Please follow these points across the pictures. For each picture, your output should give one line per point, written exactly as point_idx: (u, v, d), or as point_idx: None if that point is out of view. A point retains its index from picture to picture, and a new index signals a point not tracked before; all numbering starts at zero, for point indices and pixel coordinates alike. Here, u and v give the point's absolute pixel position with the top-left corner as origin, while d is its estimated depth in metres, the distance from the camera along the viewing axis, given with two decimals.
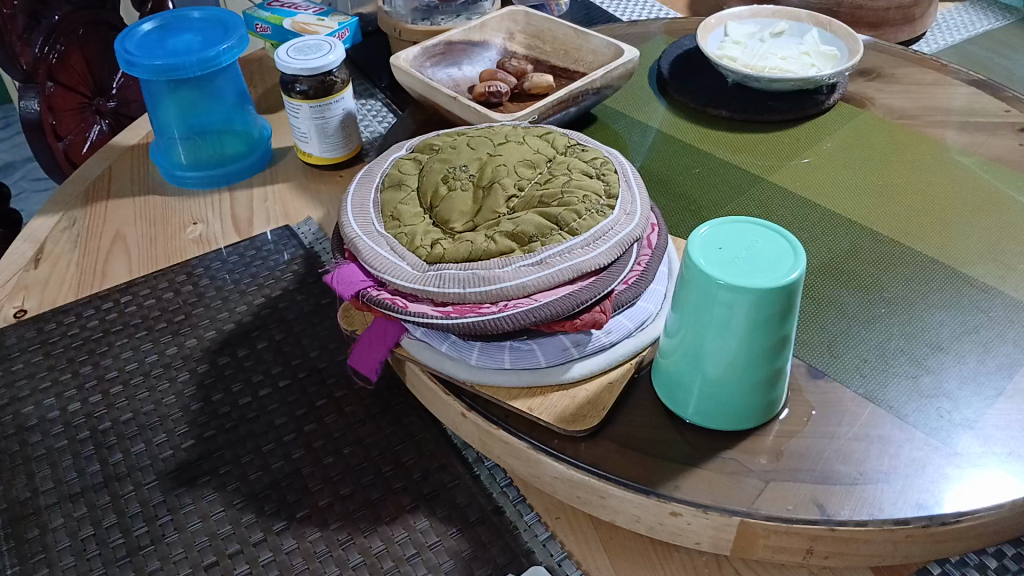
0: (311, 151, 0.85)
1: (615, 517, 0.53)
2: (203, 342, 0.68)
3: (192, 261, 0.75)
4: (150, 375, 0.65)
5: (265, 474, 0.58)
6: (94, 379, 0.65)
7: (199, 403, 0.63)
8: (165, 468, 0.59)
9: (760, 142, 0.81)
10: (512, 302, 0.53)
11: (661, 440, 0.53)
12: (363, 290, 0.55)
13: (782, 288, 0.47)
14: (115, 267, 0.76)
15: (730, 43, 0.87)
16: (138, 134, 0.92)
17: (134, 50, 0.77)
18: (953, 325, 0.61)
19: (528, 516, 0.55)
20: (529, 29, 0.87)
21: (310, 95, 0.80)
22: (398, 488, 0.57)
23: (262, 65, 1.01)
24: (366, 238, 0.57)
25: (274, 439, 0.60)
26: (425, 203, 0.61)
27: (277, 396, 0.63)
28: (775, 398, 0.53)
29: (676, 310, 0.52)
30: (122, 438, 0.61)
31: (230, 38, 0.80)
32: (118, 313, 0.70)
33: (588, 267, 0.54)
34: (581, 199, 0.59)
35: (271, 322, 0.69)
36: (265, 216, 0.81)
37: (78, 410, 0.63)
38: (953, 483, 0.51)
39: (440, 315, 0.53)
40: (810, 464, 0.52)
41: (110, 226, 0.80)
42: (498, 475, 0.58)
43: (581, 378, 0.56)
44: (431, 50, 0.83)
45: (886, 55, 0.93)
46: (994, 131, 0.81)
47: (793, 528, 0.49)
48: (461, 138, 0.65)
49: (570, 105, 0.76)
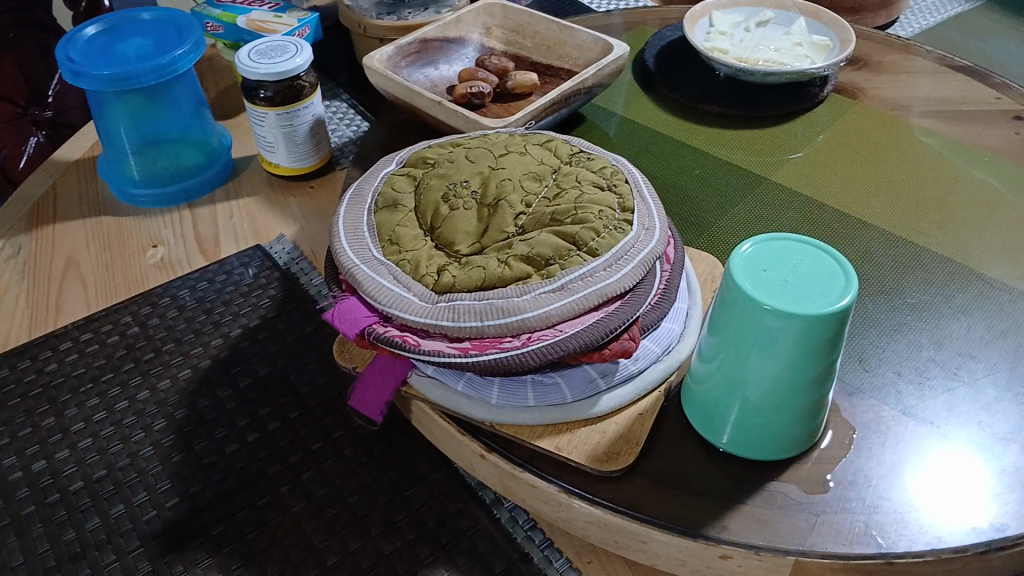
0: (277, 162, 0.78)
1: (655, 561, 0.49)
2: (179, 382, 0.61)
3: (156, 289, 0.69)
4: (123, 424, 0.59)
5: (264, 531, 0.53)
6: (59, 432, 0.58)
7: (181, 454, 0.57)
8: (150, 531, 0.53)
9: (756, 139, 0.78)
10: (536, 335, 0.48)
11: (699, 475, 0.50)
12: (368, 326, 0.50)
13: (834, 314, 0.43)
14: (70, 299, 0.68)
15: (717, 34, 0.83)
16: (83, 147, 0.84)
17: (79, 59, 0.69)
18: (981, 331, 0.58)
19: (558, 562, 0.51)
20: (506, 23, 0.82)
21: (276, 101, 0.73)
22: (413, 539, 0.52)
23: (212, 66, 0.94)
24: (366, 267, 0.52)
25: (269, 490, 0.55)
26: (424, 224, 0.56)
27: (267, 441, 0.58)
28: (817, 425, 0.50)
29: (714, 334, 0.48)
30: (97, 499, 0.54)
31: (186, 43, 0.73)
32: (79, 354, 0.63)
33: (612, 291, 0.50)
34: (597, 215, 0.54)
35: (253, 355, 0.63)
36: (232, 235, 0.75)
37: (44, 470, 0.56)
38: (1000, 499, 0.49)
39: (458, 352, 0.48)
40: (858, 491, 0.49)
41: (60, 252, 0.73)
42: (520, 518, 0.53)
43: (609, 411, 0.51)
44: (405, 49, 0.77)
45: (869, 42, 0.90)
46: (988, 120, 0.79)
47: (852, 564, 0.46)
48: (457, 149, 0.60)
49: (562, 107, 0.72)
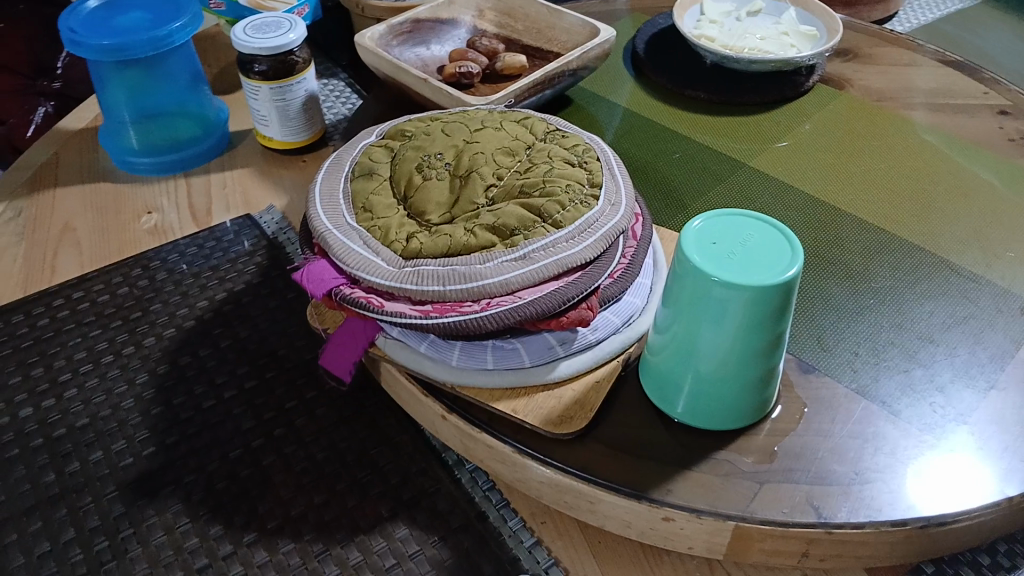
0: (271, 135, 0.81)
1: (604, 522, 0.51)
2: (163, 341, 0.64)
3: (148, 253, 0.71)
4: (106, 377, 0.61)
5: (233, 482, 0.55)
6: (45, 382, 0.61)
7: (160, 407, 0.59)
8: (125, 478, 0.55)
9: (739, 125, 0.79)
10: (495, 300, 0.50)
11: (651, 441, 0.51)
12: (336, 287, 0.52)
13: (779, 285, 0.44)
14: (64, 260, 0.71)
15: (707, 22, 0.84)
16: (86, 116, 0.87)
17: (79, 29, 0.72)
18: (943, 315, 0.59)
19: (513, 521, 0.53)
20: (499, 6, 0.84)
21: (270, 75, 0.75)
22: (376, 494, 0.54)
23: (215, 43, 0.96)
24: (337, 232, 0.54)
25: (241, 445, 0.57)
26: (398, 193, 0.57)
27: (243, 398, 0.60)
28: (767, 397, 0.51)
29: (667, 306, 0.50)
30: (78, 446, 0.57)
31: (183, 16, 0.75)
32: (69, 311, 0.66)
33: (572, 261, 0.52)
34: (564, 188, 0.56)
35: (235, 318, 0.65)
36: (224, 205, 0.77)
37: (29, 417, 0.58)
38: (944, 474, 0.50)
39: (419, 314, 0.50)
40: (804, 463, 0.50)
41: (58, 216, 0.75)
42: (480, 479, 0.55)
43: (567, 378, 0.53)
44: (397, 28, 0.79)
45: (861, 35, 0.91)
46: (973, 113, 0.79)
47: (789, 531, 0.47)
48: (435, 123, 0.62)
49: (546, 88, 0.73)
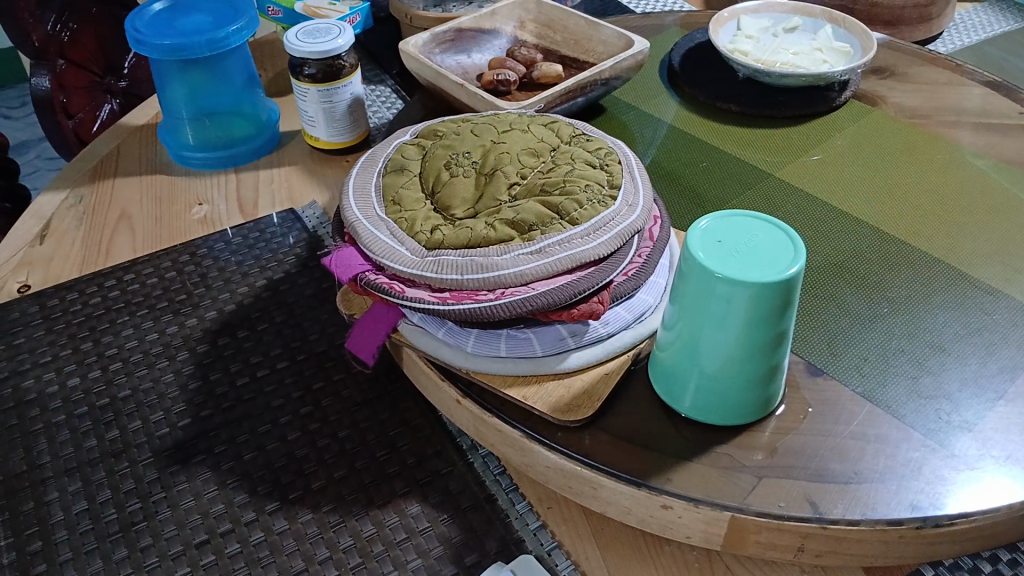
0: (317, 135, 0.85)
1: (606, 509, 0.52)
2: (204, 322, 0.68)
3: (196, 241, 0.76)
4: (150, 353, 0.65)
5: (259, 455, 0.58)
6: (94, 356, 0.65)
7: (197, 383, 0.63)
8: (161, 446, 0.59)
9: (769, 138, 0.80)
10: (510, 290, 0.53)
11: (655, 433, 0.53)
12: (361, 273, 0.55)
13: (780, 282, 0.46)
14: (119, 245, 0.76)
15: (742, 38, 0.86)
16: (148, 114, 0.92)
17: (144, 29, 0.77)
18: (957, 326, 0.60)
19: (520, 504, 0.55)
20: (540, 17, 0.87)
21: (318, 78, 0.80)
22: (391, 473, 0.57)
23: (272, 48, 1.01)
24: (366, 222, 0.57)
25: (269, 421, 0.60)
26: (426, 189, 0.60)
27: (274, 378, 0.63)
28: (771, 394, 0.53)
29: (674, 303, 0.51)
30: (119, 415, 0.61)
31: (240, 20, 0.80)
32: (120, 292, 0.70)
33: (586, 257, 0.54)
34: (583, 188, 0.58)
35: (272, 304, 0.69)
36: (270, 199, 0.81)
37: (77, 386, 0.63)
38: (944, 477, 0.51)
39: (438, 301, 0.53)
40: (804, 461, 0.51)
41: (116, 204, 0.80)
42: (492, 464, 0.58)
43: (577, 369, 0.55)
44: (441, 36, 0.82)
45: (899, 54, 0.91)
46: (1006, 132, 0.79)
47: (784, 524, 0.48)
48: (466, 124, 0.65)
49: (578, 95, 0.76)
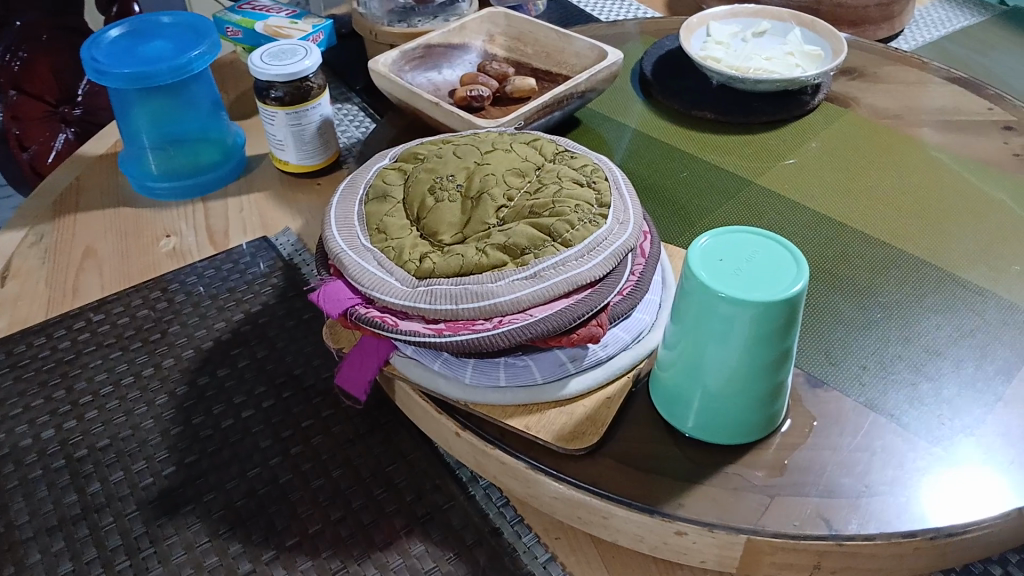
0: (287, 159, 0.82)
1: (616, 537, 0.51)
2: (182, 362, 0.65)
3: (167, 275, 0.73)
4: (127, 398, 0.62)
5: (251, 500, 0.56)
6: (68, 404, 0.62)
7: (179, 427, 0.60)
8: (146, 496, 0.56)
9: (746, 144, 0.80)
10: (507, 318, 0.51)
11: (662, 457, 0.52)
12: (351, 307, 0.53)
13: (784, 301, 0.45)
14: (86, 283, 0.73)
15: (713, 44, 0.85)
16: (107, 143, 0.89)
17: (103, 58, 0.74)
18: (950, 329, 0.60)
19: (527, 537, 0.54)
20: (509, 31, 0.86)
21: (286, 101, 0.77)
22: (391, 511, 0.55)
23: (232, 69, 0.99)
24: (352, 253, 0.55)
25: (259, 463, 0.58)
26: (411, 215, 0.59)
27: (261, 417, 0.61)
28: (776, 411, 0.52)
29: (675, 323, 0.50)
30: (99, 466, 0.58)
31: (202, 44, 0.77)
32: (91, 333, 0.67)
33: (582, 279, 0.53)
34: (574, 208, 0.57)
35: (252, 338, 0.67)
36: (241, 227, 0.79)
37: (53, 438, 0.60)
38: (950, 483, 0.51)
39: (433, 333, 0.51)
40: (813, 477, 0.51)
41: (79, 240, 0.77)
42: (494, 495, 0.56)
43: (578, 394, 0.54)
44: (410, 53, 0.81)
45: (867, 54, 0.92)
46: (977, 130, 0.80)
47: (800, 544, 0.48)
48: (447, 146, 0.63)
49: (555, 109, 0.75)
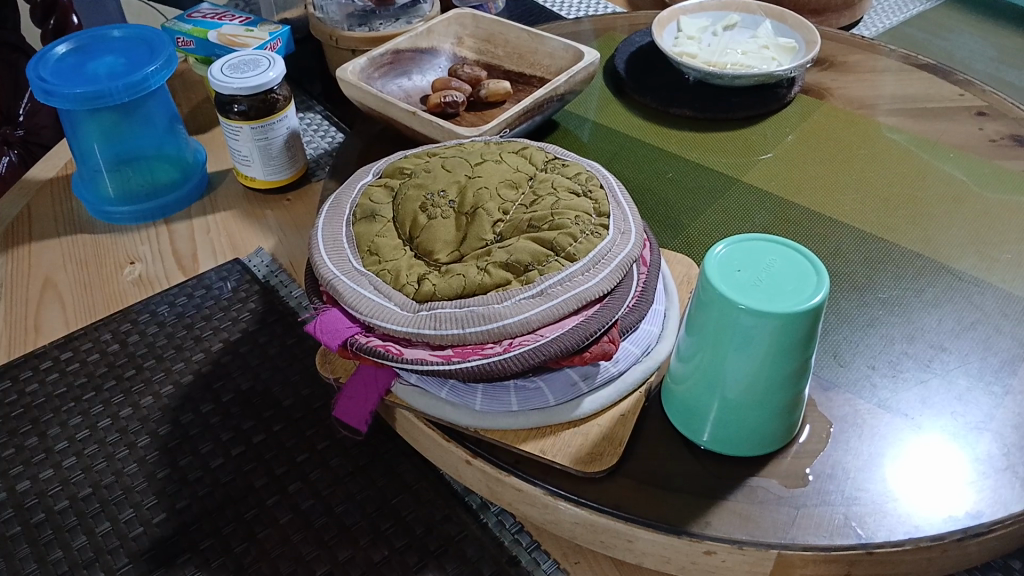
0: (253, 175, 0.79)
1: (641, 559, 0.50)
2: (162, 399, 0.61)
3: (136, 306, 0.69)
4: (106, 442, 0.58)
5: (252, 545, 0.53)
6: (42, 452, 0.58)
7: (166, 470, 0.57)
8: (138, 548, 0.52)
9: (726, 140, 0.79)
10: (517, 340, 0.49)
11: (682, 473, 0.50)
12: (351, 337, 0.50)
13: (808, 311, 0.44)
14: (48, 319, 0.68)
15: (686, 39, 0.84)
16: (56, 165, 0.84)
17: (51, 78, 0.69)
18: (952, 322, 0.60)
19: (546, 564, 0.52)
20: (477, 32, 0.83)
21: (251, 115, 0.74)
22: (401, 546, 0.53)
23: (184, 80, 0.94)
24: (346, 278, 0.52)
25: (256, 504, 0.55)
26: (403, 234, 0.56)
27: (253, 454, 0.58)
28: (795, 419, 0.51)
29: (691, 335, 0.49)
30: (83, 518, 0.54)
31: (158, 59, 0.73)
32: (59, 373, 0.63)
33: (591, 295, 0.51)
34: (574, 220, 0.55)
35: (235, 369, 0.63)
36: (210, 250, 0.75)
37: (29, 490, 0.56)
38: (974, 484, 0.50)
39: (441, 360, 0.49)
40: (837, 484, 0.50)
41: (36, 273, 0.72)
42: (507, 522, 0.54)
43: (591, 414, 0.52)
44: (378, 60, 0.77)
45: (835, 43, 0.92)
46: (951, 116, 0.81)
47: (832, 555, 0.47)
48: (433, 159, 0.61)
49: (535, 114, 0.72)
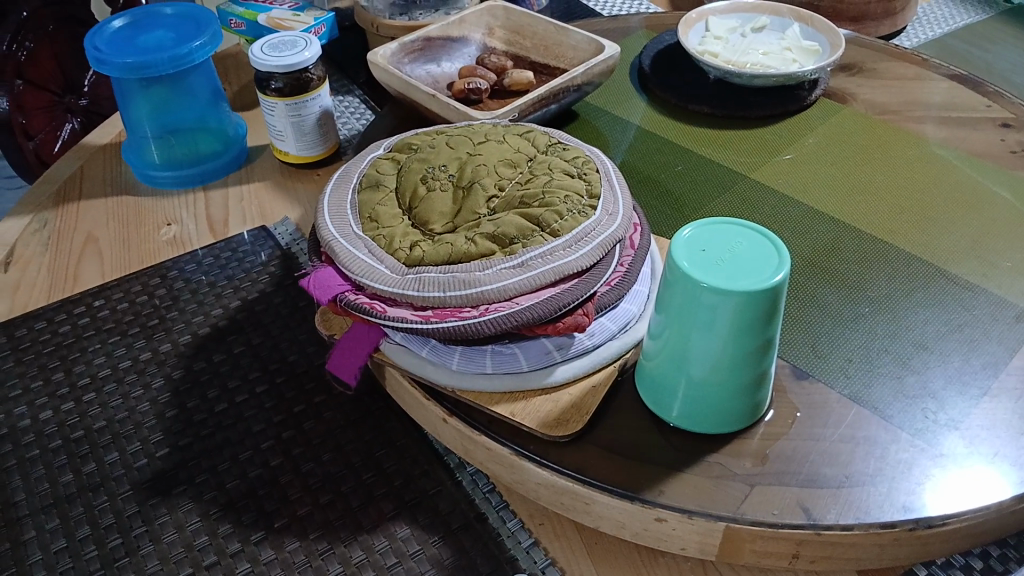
0: (287, 150, 0.83)
1: (599, 523, 0.52)
2: (178, 347, 0.66)
3: (166, 263, 0.74)
4: (124, 382, 0.63)
5: (242, 482, 0.57)
6: (66, 387, 0.63)
7: (174, 410, 0.61)
8: (140, 477, 0.57)
9: (742, 139, 0.80)
10: (493, 306, 0.52)
11: (646, 445, 0.52)
12: (341, 294, 0.53)
13: (765, 291, 0.46)
14: (87, 270, 0.74)
15: (712, 39, 0.86)
16: (111, 132, 0.90)
17: (104, 48, 0.75)
18: (938, 323, 0.60)
19: (512, 522, 0.54)
20: (508, 24, 0.86)
21: (286, 92, 0.78)
22: (379, 495, 0.56)
23: (236, 61, 1.00)
24: (343, 241, 0.56)
25: (250, 447, 0.59)
26: (403, 204, 0.60)
27: (254, 402, 0.62)
28: (759, 401, 0.52)
29: (659, 312, 0.51)
30: (95, 447, 0.59)
31: (203, 35, 0.78)
32: (90, 318, 0.68)
33: (569, 269, 0.53)
34: (563, 199, 0.58)
35: (248, 325, 0.68)
36: (241, 217, 0.80)
37: (50, 419, 0.61)
38: (935, 476, 0.51)
39: (420, 320, 0.52)
40: (796, 466, 0.51)
41: (81, 228, 0.78)
42: (481, 481, 0.57)
43: (564, 383, 0.55)
44: (409, 46, 0.81)
45: (868, 50, 0.92)
46: (975, 126, 0.80)
47: (778, 532, 0.48)
48: (440, 137, 0.64)
49: (551, 102, 0.75)
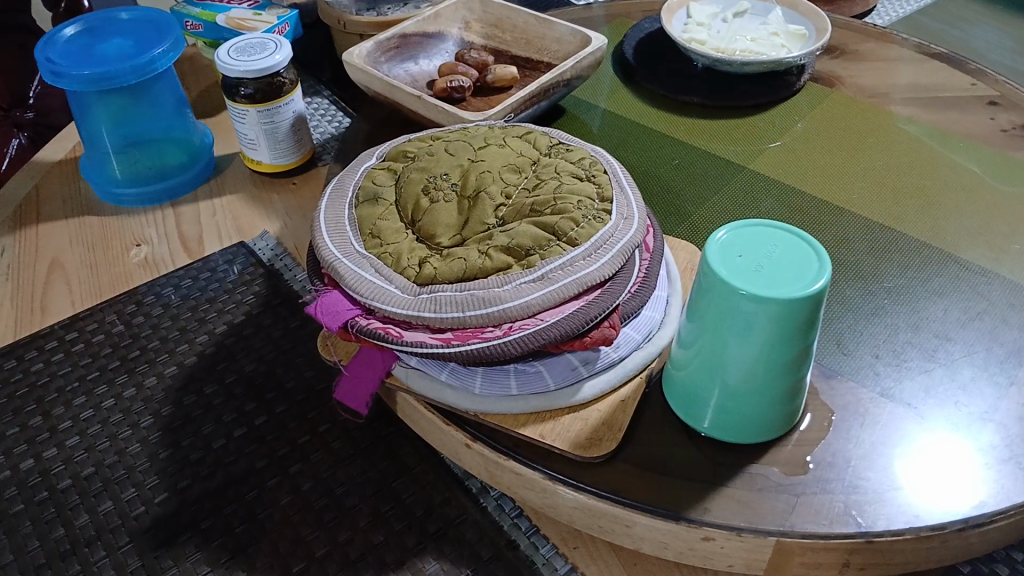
0: (260, 159, 0.79)
1: (640, 544, 0.50)
2: (165, 380, 0.62)
3: (141, 287, 0.69)
4: (109, 422, 0.59)
5: (251, 525, 0.53)
6: (46, 432, 0.58)
7: (168, 450, 0.57)
8: (139, 527, 0.53)
9: (734, 128, 0.78)
10: (517, 324, 0.49)
11: (682, 459, 0.50)
12: (351, 319, 0.49)
13: (807, 298, 0.43)
14: (55, 299, 0.69)
15: (695, 26, 0.84)
16: (65, 148, 0.84)
17: (59, 59, 0.69)
18: (958, 312, 0.59)
19: (545, 548, 0.52)
20: (486, 17, 0.83)
21: (257, 98, 0.73)
22: (400, 528, 0.53)
23: (193, 64, 0.94)
24: (347, 260, 0.52)
25: (256, 485, 0.55)
26: (406, 218, 0.56)
27: (255, 435, 0.58)
28: (795, 408, 0.50)
29: (692, 320, 0.48)
30: (85, 497, 0.54)
31: (165, 41, 0.73)
32: (64, 354, 0.63)
33: (592, 279, 0.50)
34: (576, 205, 0.55)
35: (238, 352, 0.64)
36: (216, 233, 0.75)
37: (32, 469, 0.56)
38: (976, 472, 0.50)
39: (441, 343, 0.48)
40: (838, 472, 0.50)
41: (44, 254, 0.73)
42: (507, 506, 0.54)
43: (592, 398, 0.52)
44: (385, 44, 0.77)
45: (847, 32, 0.91)
46: (964, 106, 0.80)
47: (830, 543, 0.46)
48: (437, 143, 0.61)
49: (541, 99, 0.72)
